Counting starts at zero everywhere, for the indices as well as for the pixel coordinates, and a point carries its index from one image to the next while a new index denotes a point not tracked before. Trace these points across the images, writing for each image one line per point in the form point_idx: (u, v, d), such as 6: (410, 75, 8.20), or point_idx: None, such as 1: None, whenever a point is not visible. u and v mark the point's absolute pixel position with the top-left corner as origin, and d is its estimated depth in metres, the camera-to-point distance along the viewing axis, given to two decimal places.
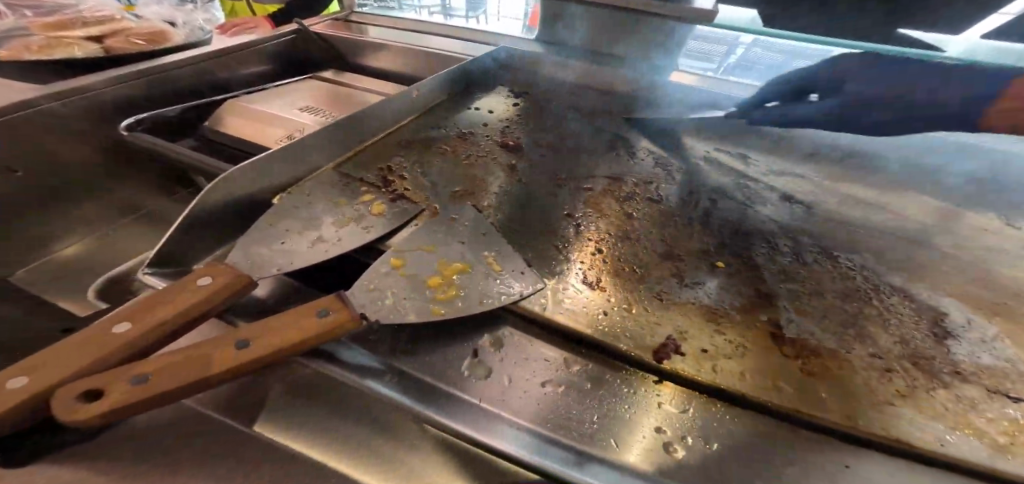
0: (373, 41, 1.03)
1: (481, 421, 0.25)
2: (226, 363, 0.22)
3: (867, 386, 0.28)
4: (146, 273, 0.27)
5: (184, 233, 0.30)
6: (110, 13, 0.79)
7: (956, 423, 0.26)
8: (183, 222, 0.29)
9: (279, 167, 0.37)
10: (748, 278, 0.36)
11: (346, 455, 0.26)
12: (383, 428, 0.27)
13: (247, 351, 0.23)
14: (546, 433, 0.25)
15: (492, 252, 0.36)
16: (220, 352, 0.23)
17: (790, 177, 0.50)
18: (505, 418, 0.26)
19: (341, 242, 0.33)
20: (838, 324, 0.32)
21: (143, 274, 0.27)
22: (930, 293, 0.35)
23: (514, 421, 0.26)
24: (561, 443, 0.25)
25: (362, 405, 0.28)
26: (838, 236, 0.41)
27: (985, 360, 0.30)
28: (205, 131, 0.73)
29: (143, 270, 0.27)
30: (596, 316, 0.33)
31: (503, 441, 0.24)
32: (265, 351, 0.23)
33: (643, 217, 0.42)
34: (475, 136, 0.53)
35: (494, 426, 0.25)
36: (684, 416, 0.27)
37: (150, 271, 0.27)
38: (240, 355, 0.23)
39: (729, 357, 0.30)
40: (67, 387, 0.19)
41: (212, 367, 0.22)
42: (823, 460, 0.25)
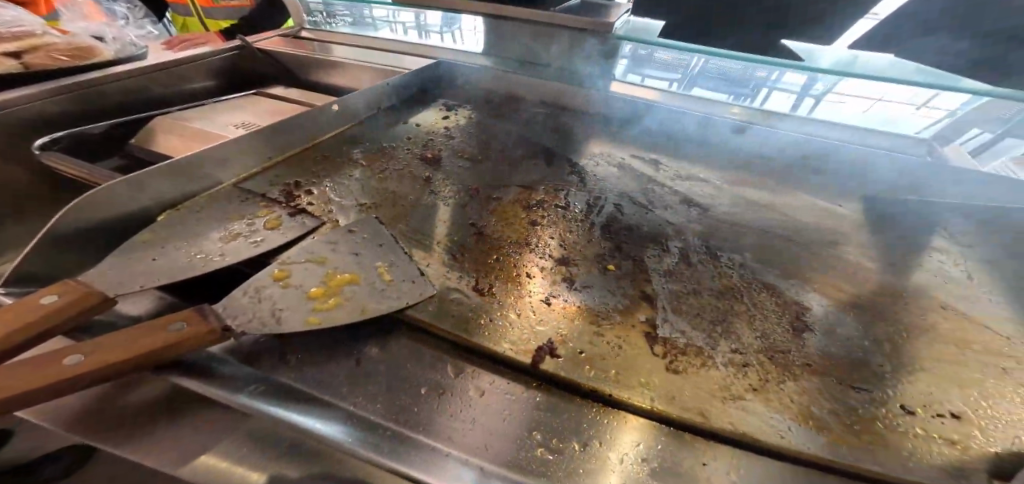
0: (320, 56, 1.03)
1: (352, 429, 0.26)
2: (53, 375, 0.21)
3: (724, 383, 0.30)
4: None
5: (46, 252, 0.29)
6: (32, 28, 0.77)
7: (799, 415, 0.28)
8: (43, 241, 0.29)
9: (169, 183, 0.37)
10: (635, 280, 0.37)
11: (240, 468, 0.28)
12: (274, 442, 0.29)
13: (81, 364, 0.22)
14: (418, 438, 0.26)
15: (386, 263, 0.36)
16: (53, 366, 0.22)
17: (696, 182, 0.53)
18: (380, 426, 0.27)
19: (223, 257, 0.33)
20: (709, 321, 0.34)
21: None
22: (800, 290, 0.37)
23: (387, 429, 0.26)
24: (431, 449, 0.25)
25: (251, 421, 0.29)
26: (728, 237, 0.43)
27: (836, 351, 0.32)
28: (133, 149, 0.71)
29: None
30: (482, 322, 0.33)
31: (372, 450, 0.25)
32: (102, 363, 0.23)
33: (548, 225, 0.44)
34: (397, 149, 0.54)
35: (364, 436, 0.26)
36: (555, 417, 0.28)
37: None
38: (76, 368, 0.22)
39: (604, 357, 0.31)
40: None
41: (39, 381, 0.21)
42: (682, 456, 0.26)
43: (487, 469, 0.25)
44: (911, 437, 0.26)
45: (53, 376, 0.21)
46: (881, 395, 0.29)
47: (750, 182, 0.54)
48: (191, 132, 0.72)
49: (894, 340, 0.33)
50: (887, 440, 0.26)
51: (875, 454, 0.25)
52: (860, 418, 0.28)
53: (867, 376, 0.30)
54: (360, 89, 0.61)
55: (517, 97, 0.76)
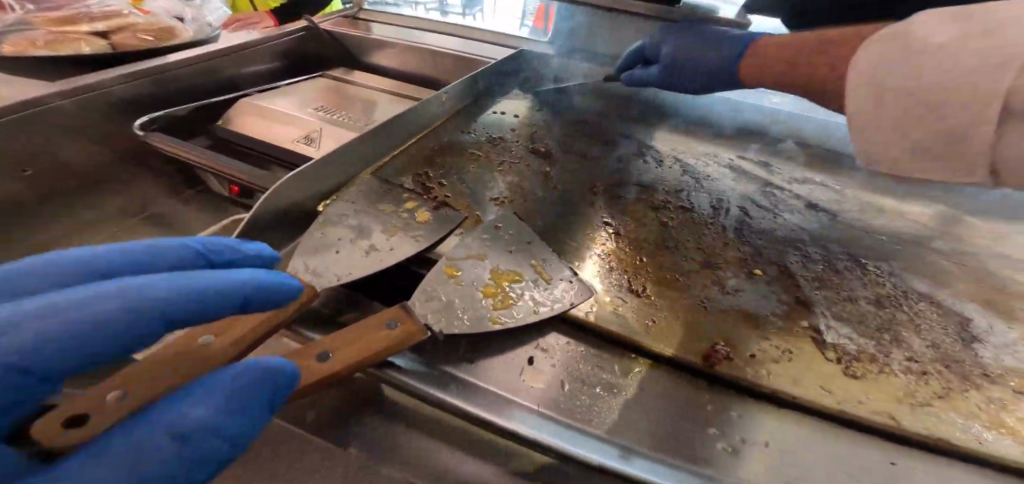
0: (382, 40, 1.01)
1: (506, 409, 0.27)
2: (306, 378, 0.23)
3: (908, 390, 0.29)
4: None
5: (243, 242, 0.31)
6: (117, 8, 0.78)
7: (992, 423, 0.28)
8: (242, 233, 0.31)
9: (327, 175, 0.38)
10: (784, 285, 0.37)
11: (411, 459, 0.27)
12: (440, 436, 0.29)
13: (330, 363, 0.24)
14: (562, 420, 0.27)
15: (539, 260, 0.37)
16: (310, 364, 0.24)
17: (811, 185, 0.53)
18: (525, 407, 0.28)
19: (394, 251, 0.33)
20: (875, 329, 0.34)
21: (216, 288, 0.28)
22: (954, 299, 0.37)
23: (532, 409, 0.28)
24: (612, 442, 0.26)
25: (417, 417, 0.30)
26: (859, 244, 0.43)
27: (1010, 362, 0.32)
28: (218, 131, 0.72)
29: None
30: (646, 323, 0.34)
31: (501, 417, 0.26)
32: (342, 365, 0.24)
33: (678, 225, 0.43)
34: (506, 142, 0.54)
35: (510, 411, 0.27)
36: (739, 418, 0.28)
37: None
38: (327, 367, 0.23)
39: (775, 361, 0.31)
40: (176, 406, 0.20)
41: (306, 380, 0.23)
42: (870, 456, 0.26)
43: (645, 454, 0.25)
44: None
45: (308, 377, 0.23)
46: None
47: (864, 187, 0.54)
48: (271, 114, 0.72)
49: None
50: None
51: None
52: None
53: None
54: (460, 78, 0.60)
55: (603, 89, 0.75)
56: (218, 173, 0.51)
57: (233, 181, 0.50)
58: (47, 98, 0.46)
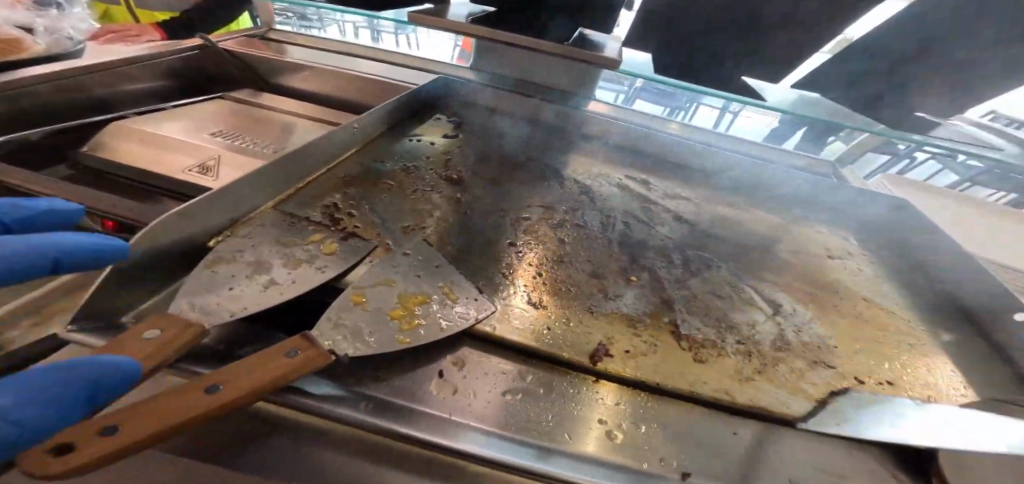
0: (292, 61, 0.98)
1: (428, 423, 0.29)
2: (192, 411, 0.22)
3: (738, 368, 0.38)
4: (71, 333, 0.26)
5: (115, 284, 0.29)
6: None
7: (794, 388, 0.37)
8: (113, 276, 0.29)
9: (221, 210, 0.37)
10: (652, 288, 0.46)
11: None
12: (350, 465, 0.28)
13: (221, 394, 0.24)
14: (483, 428, 0.30)
15: (447, 283, 0.40)
16: (196, 394, 0.23)
17: (679, 201, 0.64)
18: (446, 419, 0.30)
19: (295, 283, 0.34)
20: (715, 319, 0.43)
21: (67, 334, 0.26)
22: (772, 290, 0.49)
23: (454, 421, 0.30)
24: (519, 441, 0.30)
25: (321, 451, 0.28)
26: (710, 249, 0.54)
27: (804, 336, 0.43)
28: (78, 156, 0.63)
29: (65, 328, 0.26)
30: (542, 330, 0.39)
31: (431, 433, 0.28)
32: (233, 396, 0.24)
33: (573, 241, 0.50)
34: (420, 170, 0.57)
35: (433, 426, 0.29)
36: (618, 406, 0.34)
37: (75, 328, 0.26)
38: (217, 398, 0.23)
39: (645, 354, 0.38)
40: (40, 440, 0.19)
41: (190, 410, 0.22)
42: (719, 430, 0.33)
43: (547, 448, 0.29)
44: (868, 400, 0.37)
45: (193, 409, 0.22)
46: (844, 371, 0.40)
47: (720, 202, 0.67)
48: (155, 140, 0.66)
49: (837, 326, 0.46)
50: (859, 407, 0.36)
51: (853, 417, 0.35)
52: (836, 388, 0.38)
53: (829, 355, 0.41)
54: (375, 107, 0.62)
55: (515, 115, 0.82)
56: (86, 209, 0.46)
57: (102, 216, 0.45)
58: None
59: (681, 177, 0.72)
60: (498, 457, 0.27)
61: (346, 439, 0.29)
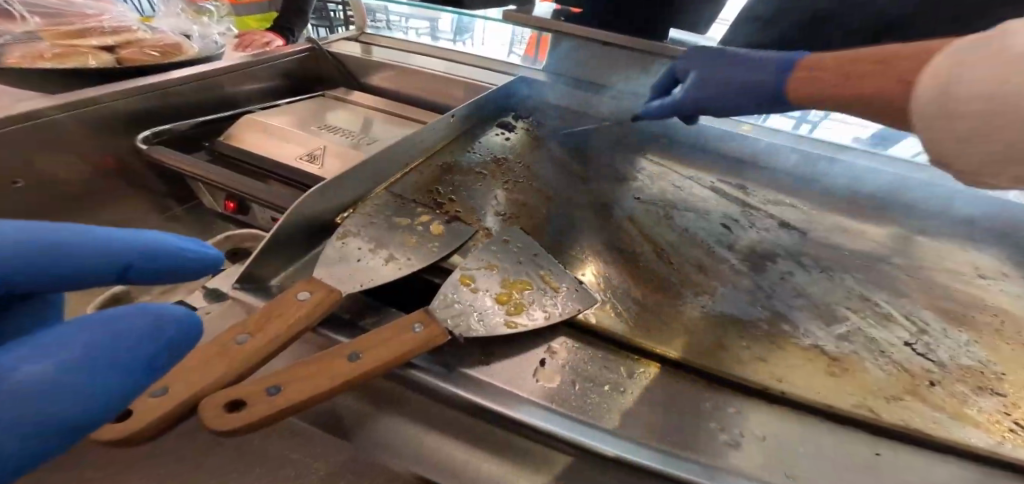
0: (381, 62, 1.05)
1: (533, 408, 0.29)
2: (252, 382, 0.24)
3: (881, 386, 0.34)
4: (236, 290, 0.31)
5: (268, 251, 0.33)
6: (125, 23, 0.81)
7: (957, 415, 0.32)
8: (269, 243, 0.33)
9: (342, 191, 0.40)
10: (759, 295, 0.42)
11: (433, 452, 0.29)
12: (440, 429, 0.31)
13: (360, 361, 0.26)
14: (586, 418, 0.29)
15: (547, 271, 0.39)
16: (340, 360, 0.26)
17: (783, 206, 0.59)
18: (542, 403, 0.30)
19: (412, 261, 0.36)
20: (842, 331, 0.38)
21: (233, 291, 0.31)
22: (909, 306, 0.43)
23: (552, 406, 0.30)
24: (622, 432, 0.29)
25: (433, 439, 0.30)
26: (827, 257, 0.49)
27: (963, 360, 0.37)
28: (216, 145, 0.72)
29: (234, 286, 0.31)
30: (645, 327, 0.37)
31: (533, 415, 0.28)
32: (369, 365, 0.26)
33: (672, 241, 0.47)
34: (508, 162, 0.58)
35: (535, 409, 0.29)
36: (735, 412, 0.31)
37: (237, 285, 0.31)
38: (356, 366, 0.26)
39: (764, 361, 0.35)
40: (224, 393, 0.23)
41: (333, 378, 0.25)
42: (858, 449, 0.29)
43: (669, 449, 0.28)
44: None
45: (339, 374, 0.25)
46: (1018, 401, 0.33)
47: (829, 208, 0.61)
48: (272, 131, 0.74)
49: (1005, 354, 0.38)
50: None
51: None
52: (1010, 420, 0.32)
53: (996, 383, 0.35)
54: (467, 101, 0.64)
55: (595, 115, 0.80)
56: (245, 199, 0.60)
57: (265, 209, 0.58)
58: (49, 112, 0.56)
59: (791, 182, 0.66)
60: (602, 445, 0.27)
61: (458, 424, 0.31)
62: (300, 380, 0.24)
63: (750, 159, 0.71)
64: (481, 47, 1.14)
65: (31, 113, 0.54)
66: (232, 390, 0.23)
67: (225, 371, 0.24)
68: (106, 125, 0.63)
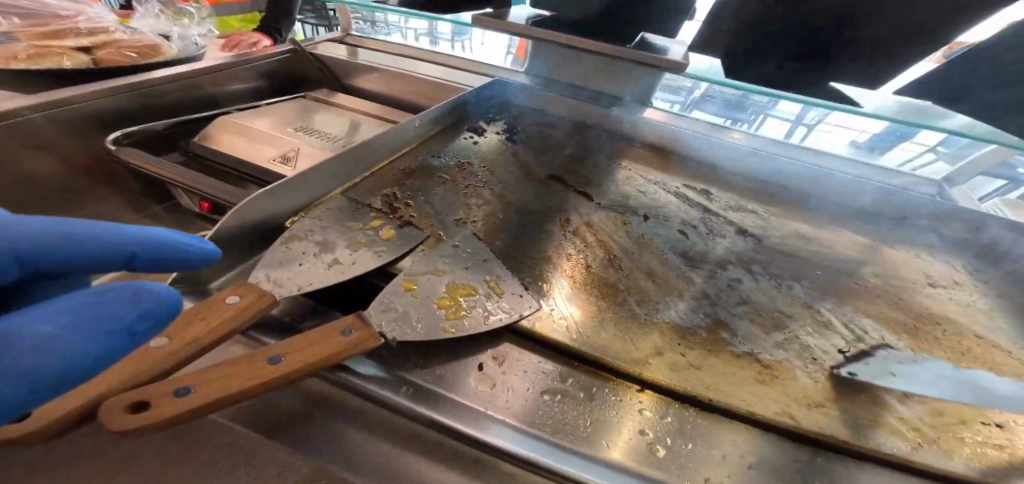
0: (365, 64, 1.06)
1: (464, 414, 0.31)
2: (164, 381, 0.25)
3: (810, 394, 0.34)
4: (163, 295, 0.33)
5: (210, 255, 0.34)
6: (105, 25, 0.81)
7: (880, 423, 0.33)
8: (211, 247, 0.34)
9: (294, 195, 0.41)
10: (704, 302, 0.42)
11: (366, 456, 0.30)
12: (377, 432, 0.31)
13: (281, 365, 0.27)
14: (515, 424, 0.30)
15: (493, 276, 0.40)
16: (261, 363, 0.27)
17: (744, 213, 0.59)
18: (475, 409, 0.31)
19: (355, 265, 0.36)
20: (781, 338, 0.39)
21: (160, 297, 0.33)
22: (853, 314, 0.44)
23: (483, 412, 0.31)
24: (545, 436, 0.30)
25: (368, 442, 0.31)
26: (779, 265, 0.49)
27: (896, 369, 0.38)
28: (192, 146, 0.73)
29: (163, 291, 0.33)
30: (587, 334, 0.38)
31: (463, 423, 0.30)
32: (289, 369, 0.27)
33: (626, 248, 0.48)
34: (473, 167, 0.59)
35: (466, 415, 0.31)
36: (664, 420, 0.32)
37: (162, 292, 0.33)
38: (276, 370, 0.26)
39: (698, 367, 0.36)
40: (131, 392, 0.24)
41: (249, 382, 0.25)
42: (777, 457, 0.30)
43: (591, 456, 0.29)
44: (980, 447, 0.31)
45: (256, 377, 0.26)
46: (944, 410, 0.34)
47: (791, 215, 0.61)
48: (247, 132, 0.74)
49: (940, 363, 0.39)
50: (957, 448, 0.31)
51: (951, 460, 0.30)
52: (932, 429, 0.32)
53: (925, 391, 0.36)
54: (436, 105, 0.64)
55: (570, 119, 0.81)
56: (215, 200, 0.61)
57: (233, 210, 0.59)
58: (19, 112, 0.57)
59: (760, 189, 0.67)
60: (521, 452, 0.28)
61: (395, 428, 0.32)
62: (216, 382, 0.25)
63: (721, 165, 0.72)
64: (466, 50, 1.15)
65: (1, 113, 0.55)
66: (141, 389, 0.24)
67: (149, 366, 0.26)
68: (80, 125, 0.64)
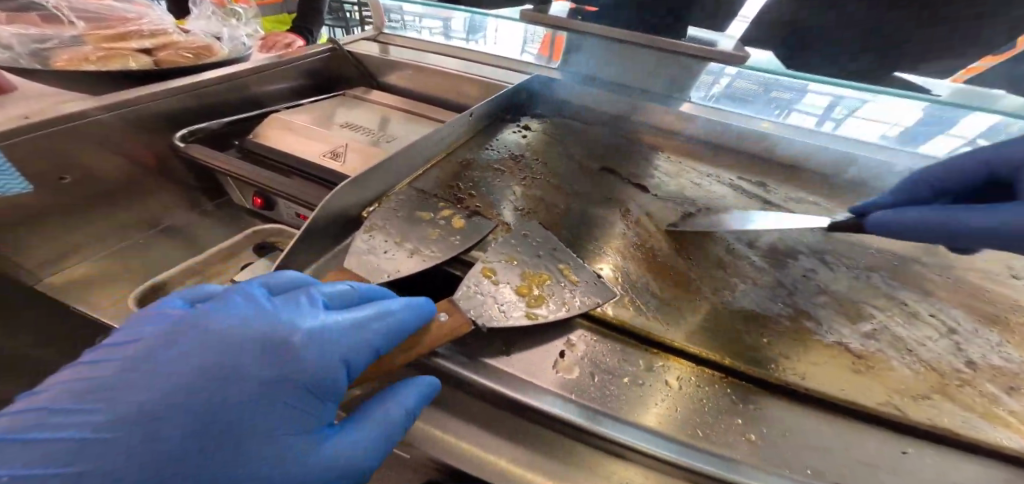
0: (400, 60, 1.07)
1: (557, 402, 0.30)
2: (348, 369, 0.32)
3: (909, 385, 0.33)
4: None
5: (302, 244, 0.35)
6: (161, 26, 0.84)
7: (988, 415, 0.31)
8: (303, 236, 0.35)
9: (369, 186, 0.42)
10: (782, 291, 0.41)
11: None
12: None
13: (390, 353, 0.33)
14: (607, 411, 0.30)
15: (566, 263, 0.40)
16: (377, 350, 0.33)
17: (803, 203, 0.58)
18: (563, 395, 0.31)
19: (435, 253, 0.37)
20: (868, 328, 0.38)
21: None
22: (939, 305, 0.42)
23: (572, 398, 0.31)
24: (640, 423, 0.30)
25: None
26: (851, 254, 0.48)
27: (995, 361, 0.36)
28: (246, 143, 0.75)
29: None
30: (667, 322, 0.37)
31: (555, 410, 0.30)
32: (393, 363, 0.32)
33: (693, 238, 0.47)
34: (526, 158, 0.59)
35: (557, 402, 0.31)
36: (757, 411, 0.32)
37: None
38: (385, 361, 0.33)
39: (786, 356, 0.35)
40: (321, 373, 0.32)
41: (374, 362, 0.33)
42: (883, 451, 0.30)
43: (688, 444, 0.29)
44: None
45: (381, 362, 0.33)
46: None
47: (854, 205, 0.59)
48: (297, 129, 0.76)
49: None
50: None
51: None
52: None
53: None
54: (486, 99, 0.65)
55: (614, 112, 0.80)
56: (274, 194, 0.63)
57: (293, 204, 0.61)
58: (92, 112, 0.57)
59: (816, 180, 0.65)
60: None
61: None
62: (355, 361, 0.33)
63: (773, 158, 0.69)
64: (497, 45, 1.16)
65: (77, 113, 0.55)
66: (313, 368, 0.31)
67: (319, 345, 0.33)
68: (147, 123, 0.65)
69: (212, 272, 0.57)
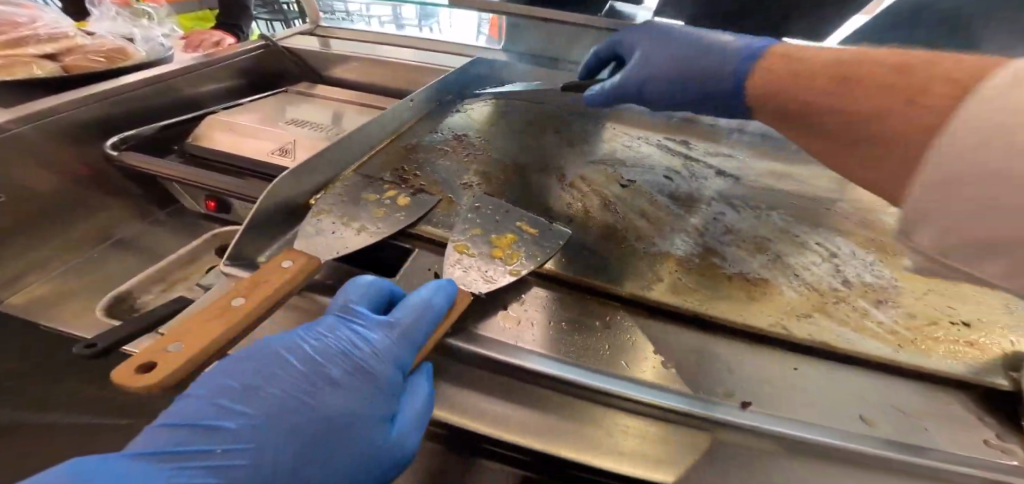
0: (341, 52, 1.05)
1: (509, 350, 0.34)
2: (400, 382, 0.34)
3: (795, 305, 0.40)
4: (226, 266, 0.36)
5: (250, 232, 0.37)
6: (67, 33, 0.80)
7: (855, 325, 0.38)
8: (252, 223, 0.37)
9: (313, 174, 0.44)
10: (698, 237, 0.47)
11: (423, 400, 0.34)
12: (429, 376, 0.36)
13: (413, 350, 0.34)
14: (551, 353, 0.35)
15: (508, 226, 0.44)
16: None
17: (723, 158, 0.64)
18: (512, 343, 0.35)
19: (383, 228, 0.40)
20: (767, 261, 0.44)
21: (224, 268, 0.36)
22: (829, 236, 0.49)
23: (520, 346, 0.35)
24: (582, 362, 0.35)
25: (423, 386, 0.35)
26: (759, 199, 0.54)
27: (867, 280, 0.43)
28: (186, 147, 0.73)
29: (223, 263, 0.36)
30: (601, 272, 0.42)
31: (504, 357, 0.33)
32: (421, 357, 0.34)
33: (623, 196, 0.52)
34: (470, 138, 0.62)
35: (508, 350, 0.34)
36: (675, 340, 0.37)
37: (228, 262, 0.36)
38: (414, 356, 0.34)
39: (697, 290, 0.41)
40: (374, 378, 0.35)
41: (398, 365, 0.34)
42: (777, 366, 0.36)
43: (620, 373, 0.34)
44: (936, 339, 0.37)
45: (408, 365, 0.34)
46: (906, 308, 0.40)
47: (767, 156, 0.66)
48: (239, 128, 0.75)
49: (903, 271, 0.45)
50: (918, 340, 0.37)
51: (913, 351, 0.36)
52: (899, 328, 0.38)
53: (890, 295, 0.41)
54: (428, 84, 0.67)
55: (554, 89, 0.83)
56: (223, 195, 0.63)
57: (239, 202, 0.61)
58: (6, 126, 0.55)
59: (736, 137, 0.71)
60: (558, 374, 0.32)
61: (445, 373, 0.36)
62: None
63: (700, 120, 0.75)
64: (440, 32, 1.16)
65: None
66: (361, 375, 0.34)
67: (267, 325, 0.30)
68: (70, 134, 0.62)
69: (167, 279, 0.57)
